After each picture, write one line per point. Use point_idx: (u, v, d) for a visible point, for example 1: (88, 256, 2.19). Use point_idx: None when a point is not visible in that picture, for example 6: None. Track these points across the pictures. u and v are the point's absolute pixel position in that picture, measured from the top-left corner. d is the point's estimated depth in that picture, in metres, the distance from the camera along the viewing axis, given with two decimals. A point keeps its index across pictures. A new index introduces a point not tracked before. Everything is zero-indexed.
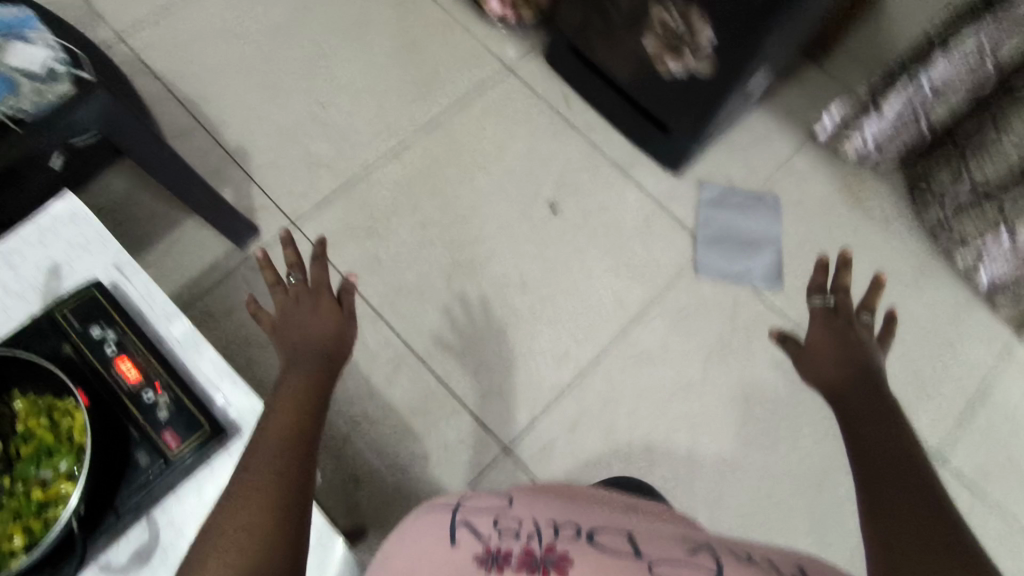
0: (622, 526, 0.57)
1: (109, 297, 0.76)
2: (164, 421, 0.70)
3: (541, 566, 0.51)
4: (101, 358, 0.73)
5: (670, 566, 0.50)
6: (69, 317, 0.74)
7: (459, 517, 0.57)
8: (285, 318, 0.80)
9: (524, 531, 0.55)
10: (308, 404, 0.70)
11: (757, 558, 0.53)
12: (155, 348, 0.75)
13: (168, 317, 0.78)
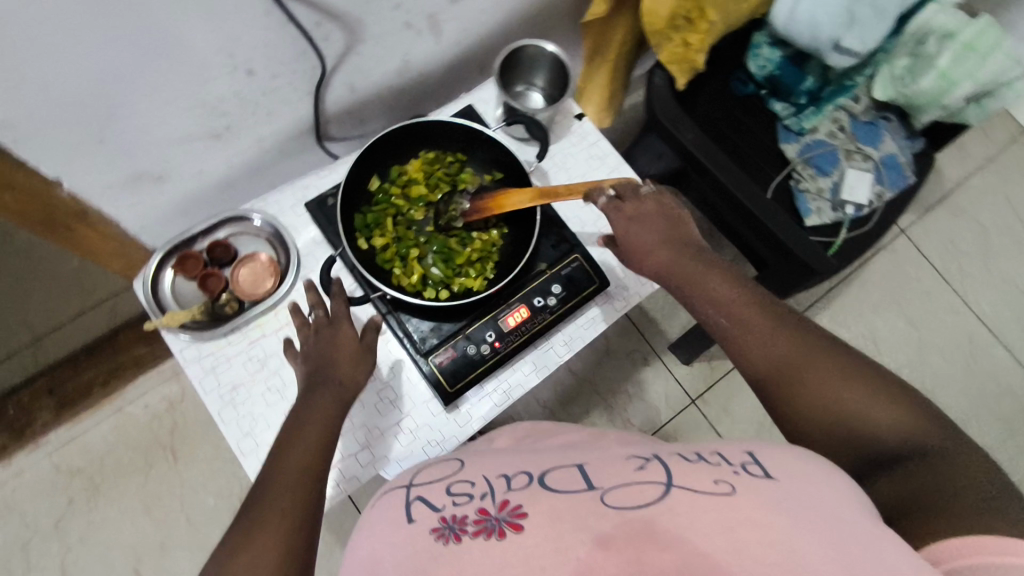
0: (573, 458, 0.45)
1: (560, 316, 0.78)
2: (462, 351, 0.76)
3: (494, 527, 0.38)
4: (491, 319, 0.77)
5: (616, 488, 0.38)
6: (551, 270, 0.80)
7: (419, 498, 0.45)
8: (315, 348, 0.67)
9: (480, 491, 0.43)
10: (326, 439, 0.59)
11: (703, 457, 0.41)
12: (431, 377, 0.75)
13: (457, 419, 0.76)
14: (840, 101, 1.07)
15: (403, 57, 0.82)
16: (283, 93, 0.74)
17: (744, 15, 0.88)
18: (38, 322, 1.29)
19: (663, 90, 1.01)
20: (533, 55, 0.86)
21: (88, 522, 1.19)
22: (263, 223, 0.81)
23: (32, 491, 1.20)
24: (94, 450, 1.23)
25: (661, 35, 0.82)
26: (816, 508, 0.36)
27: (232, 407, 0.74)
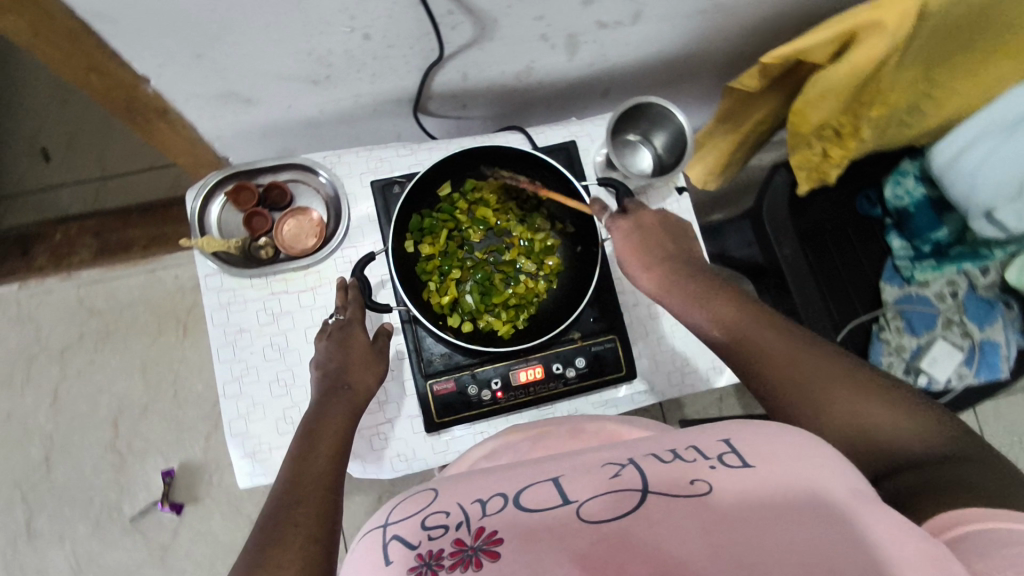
0: (542, 466, 0.39)
1: (573, 389, 0.78)
2: (460, 381, 0.77)
3: (472, 557, 0.33)
4: (504, 367, 0.77)
5: (594, 499, 0.35)
6: (581, 342, 0.78)
7: (388, 535, 0.37)
8: (329, 350, 0.68)
9: (455, 518, 0.36)
10: (332, 472, 0.56)
11: (679, 453, 0.38)
12: (423, 397, 0.76)
13: (434, 445, 0.77)
14: (967, 267, 0.97)
15: (526, 63, 0.80)
16: (391, 62, 0.73)
17: (913, 140, 0.88)
18: (112, 165, 1.31)
19: (782, 195, 0.95)
20: (658, 113, 0.80)
21: (89, 363, 1.23)
22: (327, 181, 0.81)
23: (54, 311, 1.24)
24: (122, 299, 1.24)
25: (806, 138, 0.81)
26: (788, 491, 0.34)
27: (233, 348, 0.77)
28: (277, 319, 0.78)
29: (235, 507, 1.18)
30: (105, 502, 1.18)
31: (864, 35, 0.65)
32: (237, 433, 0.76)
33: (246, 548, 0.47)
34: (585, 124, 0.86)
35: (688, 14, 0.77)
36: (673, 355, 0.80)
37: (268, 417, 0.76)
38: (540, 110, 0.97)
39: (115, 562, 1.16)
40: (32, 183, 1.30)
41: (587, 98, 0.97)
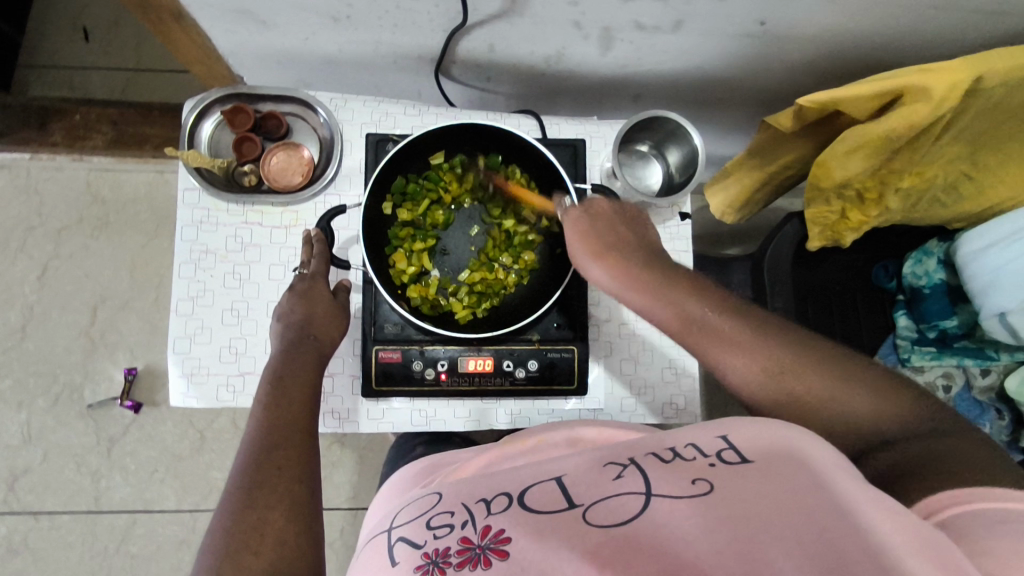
0: (547, 467, 0.46)
1: (519, 389, 0.79)
2: (408, 354, 0.78)
3: (479, 556, 0.38)
4: (454, 352, 0.78)
5: (599, 502, 0.40)
6: (538, 345, 0.79)
7: (395, 538, 0.43)
8: (292, 302, 0.71)
9: (459, 519, 0.41)
10: (305, 417, 0.62)
11: (678, 452, 0.43)
12: (367, 361, 0.78)
13: (371, 410, 0.79)
14: (967, 362, 0.99)
15: (556, 48, 0.80)
16: (414, 16, 0.72)
17: (944, 222, 0.93)
18: (148, 58, 1.27)
19: (788, 245, 0.95)
20: (673, 130, 0.81)
21: (83, 248, 1.21)
22: (326, 122, 0.81)
23: (61, 190, 1.22)
24: (127, 193, 1.22)
25: (828, 194, 0.82)
26: (785, 483, 0.38)
27: (195, 267, 0.77)
28: (244, 249, 0.78)
29: (189, 419, 1.19)
30: (67, 384, 1.17)
31: (909, 96, 0.69)
32: (180, 351, 0.76)
33: (232, 486, 0.53)
34: (604, 126, 0.87)
35: (735, 35, 0.77)
36: (631, 380, 0.82)
37: (213, 343, 0.77)
38: (567, 100, 0.98)
39: (65, 441, 1.16)
40: (69, 60, 1.26)
41: (617, 98, 0.97)
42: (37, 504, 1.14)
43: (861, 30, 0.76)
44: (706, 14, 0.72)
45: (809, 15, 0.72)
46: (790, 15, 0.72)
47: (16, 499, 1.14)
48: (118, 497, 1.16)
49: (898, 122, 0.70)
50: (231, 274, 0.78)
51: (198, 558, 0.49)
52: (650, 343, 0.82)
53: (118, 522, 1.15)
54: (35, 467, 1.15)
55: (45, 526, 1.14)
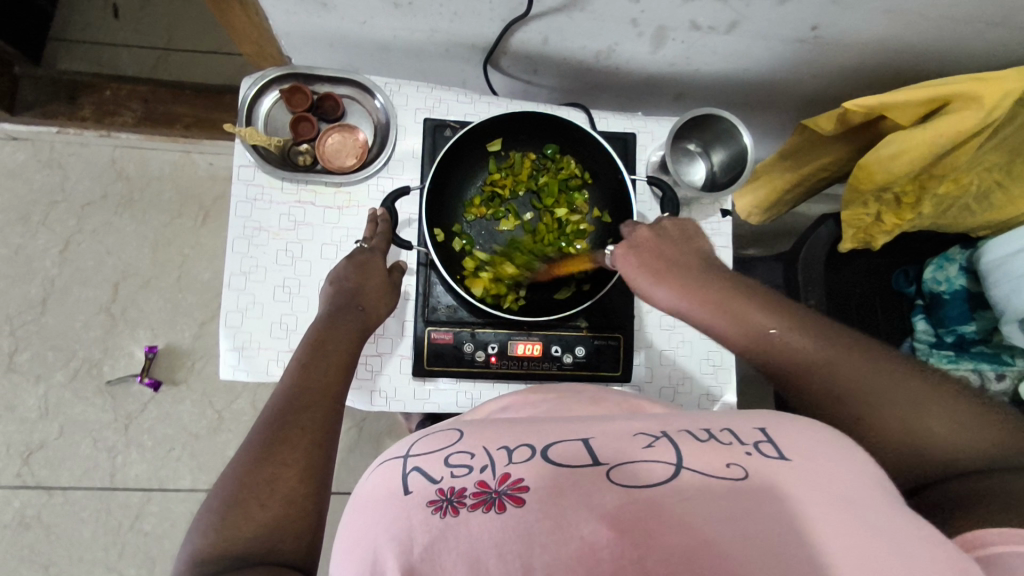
0: (574, 427, 0.44)
1: (565, 374, 0.79)
2: (461, 338, 0.78)
3: (495, 500, 0.38)
4: (504, 335, 0.79)
5: (624, 465, 0.39)
6: (585, 332, 0.80)
7: (410, 466, 0.43)
8: (348, 270, 0.73)
9: (479, 462, 0.41)
10: (337, 384, 0.62)
11: (715, 435, 0.42)
12: (419, 341, 0.78)
13: (416, 390, 0.79)
14: (984, 368, 0.93)
15: (609, 44, 0.80)
16: (477, 6, 0.72)
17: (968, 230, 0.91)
18: (179, 37, 1.29)
19: (822, 245, 0.95)
20: (724, 129, 0.80)
21: (106, 224, 1.23)
22: (382, 108, 0.82)
23: (86, 166, 1.24)
24: (152, 171, 1.24)
25: (866, 197, 0.81)
26: (828, 490, 0.36)
27: (247, 243, 0.78)
28: (298, 227, 0.79)
29: (207, 399, 1.21)
30: (87, 358, 1.19)
31: (957, 105, 0.69)
32: (230, 325, 0.76)
33: (255, 437, 0.54)
34: (651, 122, 0.87)
35: (787, 39, 0.76)
36: (671, 372, 0.83)
37: (264, 318, 0.77)
38: (608, 95, 0.97)
39: (83, 417, 1.18)
40: (97, 35, 1.28)
41: (660, 95, 0.96)
42: (52, 479, 1.16)
43: (911, 39, 0.76)
44: (762, 17, 0.71)
45: (863, 23, 0.72)
46: (844, 21, 0.71)
47: (31, 473, 1.15)
48: (133, 475, 1.17)
49: (944, 130, 0.69)
50: (283, 251, 0.78)
51: (209, 499, 0.50)
52: (691, 336, 0.84)
53: (133, 500, 1.16)
54: (50, 442, 1.16)
55: (59, 502, 1.15)
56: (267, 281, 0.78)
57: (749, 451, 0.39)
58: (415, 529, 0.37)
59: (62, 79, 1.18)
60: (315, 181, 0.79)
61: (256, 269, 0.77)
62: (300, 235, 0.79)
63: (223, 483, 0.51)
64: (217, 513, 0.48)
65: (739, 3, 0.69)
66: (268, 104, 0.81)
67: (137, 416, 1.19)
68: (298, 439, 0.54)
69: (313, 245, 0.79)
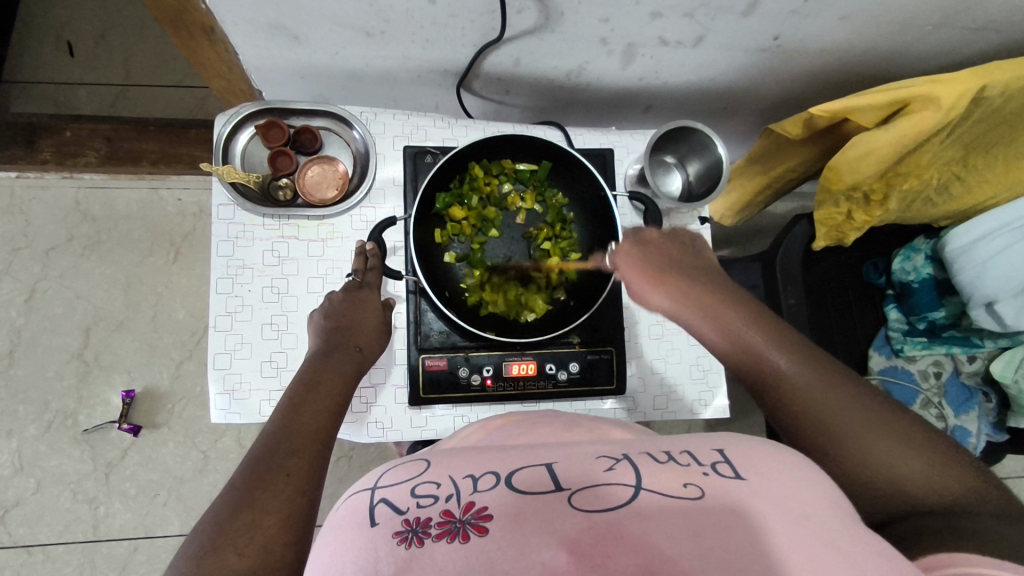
0: (542, 452, 0.43)
1: (561, 391, 0.78)
2: (454, 364, 0.77)
3: (459, 530, 0.36)
4: (498, 357, 0.78)
5: (585, 490, 0.38)
6: (578, 347, 0.79)
7: (377, 498, 0.40)
8: (343, 304, 0.72)
9: (445, 491, 0.39)
10: (328, 428, 0.61)
11: (674, 457, 0.41)
12: (413, 370, 0.77)
13: (413, 418, 0.77)
14: (956, 351, 0.97)
15: (579, 63, 0.80)
16: (448, 31, 0.72)
17: (930, 220, 0.92)
18: (137, 74, 1.29)
19: (799, 246, 0.94)
20: (700, 142, 0.80)
21: (74, 268, 1.21)
22: (360, 137, 0.81)
23: (48, 209, 1.22)
24: (118, 211, 1.23)
25: (836, 196, 0.81)
26: (788, 505, 0.35)
27: (232, 282, 0.76)
28: (282, 262, 0.78)
29: (191, 440, 1.18)
30: (61, 409, 1.16)
31: (917, 106, 0.69)
32: (220, 367, 0.75)
33: (238, 482, 0.52)
34: (626, 136, 0.87)
35: (749, 49, 0.77)
36: (663, 378, 0.82)
37: (254, 357, 0.76)
38: (581, 112, 0.97)
39: (60, 469, 1.14)
40: (54, 74, 1.27)
41: (631, 110, 0.97)
42: (30, 537, 1.12)
43: (869, 43, 0.76)
44: (727, 29, 0.72)
45: (823, 30, 0.72)
46: (804, 30, 0.72)
47: (7, 533, 1.12)
48: (118, 524, 1.14)
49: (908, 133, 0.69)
50: (267, 286, 0.77)
51: (183, 549, 0.48)
52: (680, 343, 0.83)
53: (119, 550, 1.13)
54: (27, 498, 1.13)
55: (39, 560, 1.11)
56: (251, 318, 0.76)
57: (707, 472, 0.38)
58: (380, 561, 0.35)
59: (18, 122, 1.16)
60: (296, 216, 0.79)
61: (241, 306, 0.76)
62: (284, 270, 0.78)
63: (200, 531, 0.49)
64: (193, 561, 0.46)
65: (703, 17, 0.69)
66: (244, 141, 0.80)
67: (120, 463, 1.16)
68: (281, 483, 0.53)
69: (299, 281, 0.78)
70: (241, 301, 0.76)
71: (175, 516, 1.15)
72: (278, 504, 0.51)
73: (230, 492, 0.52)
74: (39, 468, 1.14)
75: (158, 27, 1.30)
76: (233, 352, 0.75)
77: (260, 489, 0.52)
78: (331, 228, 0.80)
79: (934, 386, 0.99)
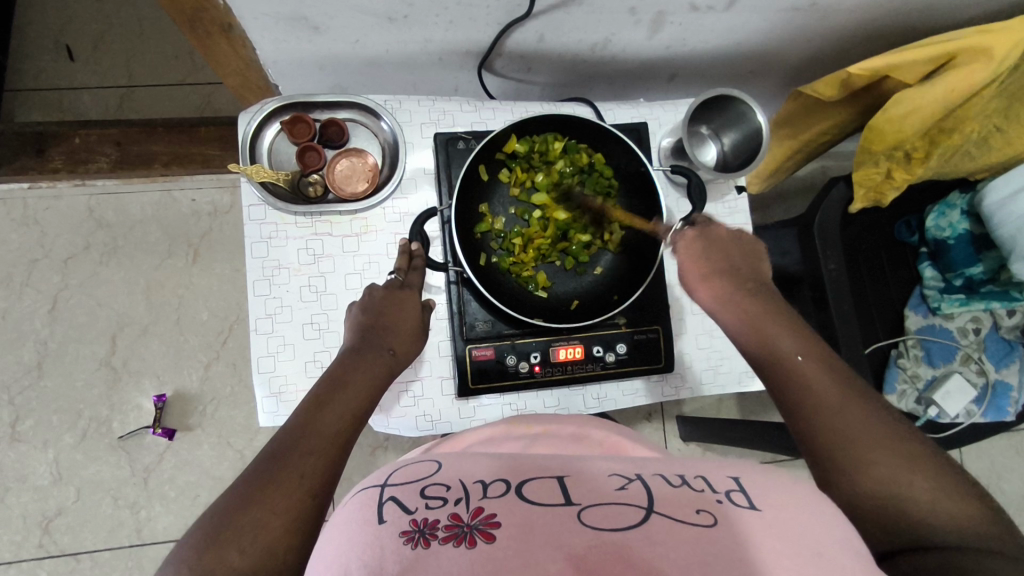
0: (547, 465, 0.42)
1: (609, 374, 0.78)
2: (502, 352, 0.76)
3: (466, 534, 0.35)
4: (546, 343, 0.77)
5: (597, 506, 0.37)
6: (625, 329, 0.78)
7: (386, 495, 0.40)
8: (383, 301, 0.71)
9: (454, 496, 0.38)
10: (348, 434, 0.60)
11: (688, 481, 0.40)
12: (460, 361, 0.76)
13: (461, 409, 0.77)
14: (994, 306, 0.93)
15: (605, 35, 0.77)
16: (472, 12, 0.69)
17: (965, 173, 0.88)
18: (140, 74, 1.29)
19: (838, 208, 0.89)
20: (742, 111, 0.76)
21: (93, 275, 1.23)
22: (389, 128, 0.80)
23: (61, 218, 1.23)
24: (133, 215, 1.24)
25: (878, 156, 0.78)
26: (799, 542, 0.34)
27: (269, 283, 0.76)
28: (319, 260, 0.78)
29: (226, 440, 1.20)
30: (94, 417, 1.19)
31: (964, 59, 0.65)
32: (264, 370, 0.75)
33: (247, 478, 0.52)
34: (656, 107, 0.84)
35: (785, 9, 0.73)
36: (707, 353, 0.81)
37: (297, 358, 0.76)
38: (602, 85, 0.94)
39: (99, 477, 1.17)
40: (56, 80, 1.28)
41: (654, 80, 0.94)
42: (76, 544, 1.15)
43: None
44: None
45: None
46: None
47: (54, 541, 1.15)
48: (161, 527, 1.17)
49: (953, 89, 0.66)
50: (306, 285, 0.77)
51: (186, 538, 0.48)
52: None
53: (165, 552, 1.16)
54: (70, 507, 1.16)
55: (88, 566, 1.15)
56: (293, 317, 0.76)
57: (721, 500, 0.37)
58: (386, 559, 0.34)
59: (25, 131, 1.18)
60: (328, 213, 0.78)
61: (281, 305, 0.76)
62: (323, 269, 0.78)
63: (203, 524, 0.49)
64: (196, 550, 0.47)
65: None
66: (271, 137, 0.79)
67: (157, 467, 1.18)
68: (291, 482, 0.52)
69: (337, 280, 0.78)
70: (283, 301, 0.76)
71: None
72: (286, 502, 0.51)
73: (239, 487, 0.51)
74: (80, 478, 1.17)
75: (158, 26, 1.30)
76: (276, 351, 0.76)
77: (269, 487, 0.51)
78: (362, 225, 0.79)
79: (972, 342, 0.96)
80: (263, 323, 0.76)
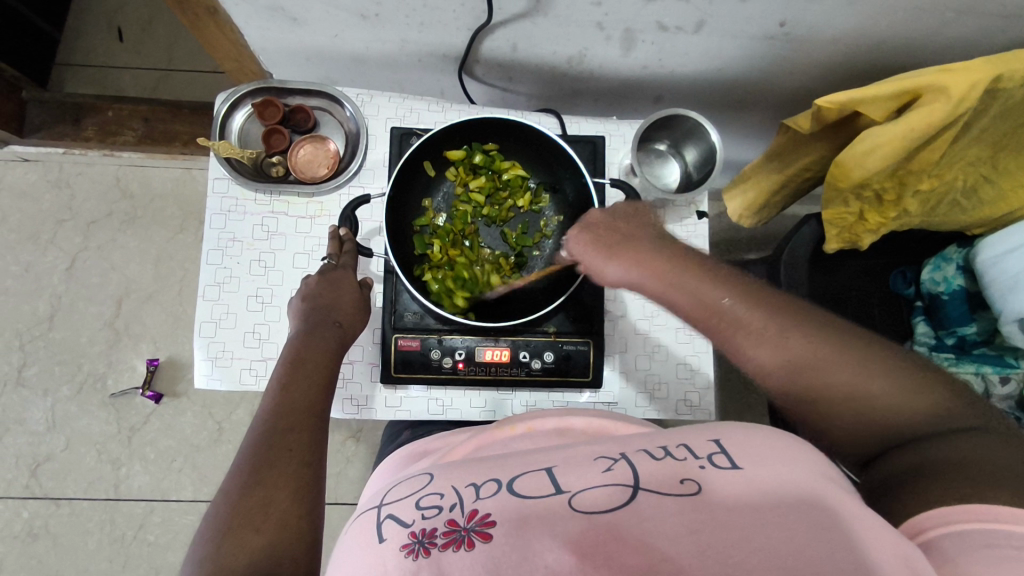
0: (538, 457, 0.46)
1: (534, 380, 0.80)
2: (427, 343, 0.79)
3: (464, 538, 0.40)
4: (471, 342, 0.79)
5: (585, 491, 0.41)
6: (553, 337, 0.80)
7: (384, 513, 0.44)
8: (320, 286, 0.71)
9: (448, 501, 0.43)
10: (321, 401, 0.63)
11: (670, 451, 0.44)
12: (386, 349, 0.79)
13: (388, 398, 0.80)
14: (986, 369, 0.95)
15: (579, 49, 0.80)
16: (441, 14, 0.72)
17: (964, 227, 0.91)
18: (179, 59, 1.30)
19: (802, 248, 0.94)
20: (691, 128, 0.81)
21: (110, 240, 1.24)
22: (352, 117, 0.82)
23: (92, 184, 1.25)
24: (155, 188, 1.25)
25: (845, 196, 0.81)
26: (774, 494, 0.39)
27: (222, 255, 0.79)
28: (269, 238, 0.80)
29: (208, 410, 1.21)
30: (92, 372, 1.20)
31: (927, 97, 0.68)
32: (204, 335, 0.77)
33: (240, 465, 0.54)
34: (622, 126, 0.87)
35: (756, 37, 0.76)
36: (646, 375, 0.83)
37: (237, 328, 0.78)
38: (586, 100, 0.97)
39: (88, 429, 1.19)
40: (101, 58, 1.29)
41: (641, 100, 0.97)
42: (58, 490, 1.17)
43: (884, 33, 0.76)
44: (727, 15, 0.71)
45: (830, 18, 0.72)
46: (812, 16, 0.71)
47: (38, 484, 1.17)
48: (136, 486, 1.18)
49: (917, 124, 0.69)
50: (254, 260, 0.79)
51: (203, 529, 0.51)
52: (665, 340, 0.83)
53: (136, 511, 1.17)
54: (58, 454, 1.18)
55: (66, 512, 1.16)
56: (238, 290, 0.78)
57: (703, 466, 0.42)
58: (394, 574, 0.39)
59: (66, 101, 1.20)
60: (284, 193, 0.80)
61: (230, 276, 0.78)
62: (272, 246, 0.80)
63: (210, 515, 0.51)
64: (214, 543, 0.49)
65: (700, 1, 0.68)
66: (240, 117, 0.82)
67: (139, 429, 1.20)
68: (285, 458, 0.55)
69: (284, 258, 0.80)
70: (231, 273, 0.79)
71: (191, 481, 1.19)
72: (285, 478, 0.54)
73: (234, 475, 0.54)
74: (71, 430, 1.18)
75: None
76: (219, 322, 0.78)
77: (263, 468, 0.54)
78: (317, 208, 0.81)
79: None
80: (209, 293, 0.78)
